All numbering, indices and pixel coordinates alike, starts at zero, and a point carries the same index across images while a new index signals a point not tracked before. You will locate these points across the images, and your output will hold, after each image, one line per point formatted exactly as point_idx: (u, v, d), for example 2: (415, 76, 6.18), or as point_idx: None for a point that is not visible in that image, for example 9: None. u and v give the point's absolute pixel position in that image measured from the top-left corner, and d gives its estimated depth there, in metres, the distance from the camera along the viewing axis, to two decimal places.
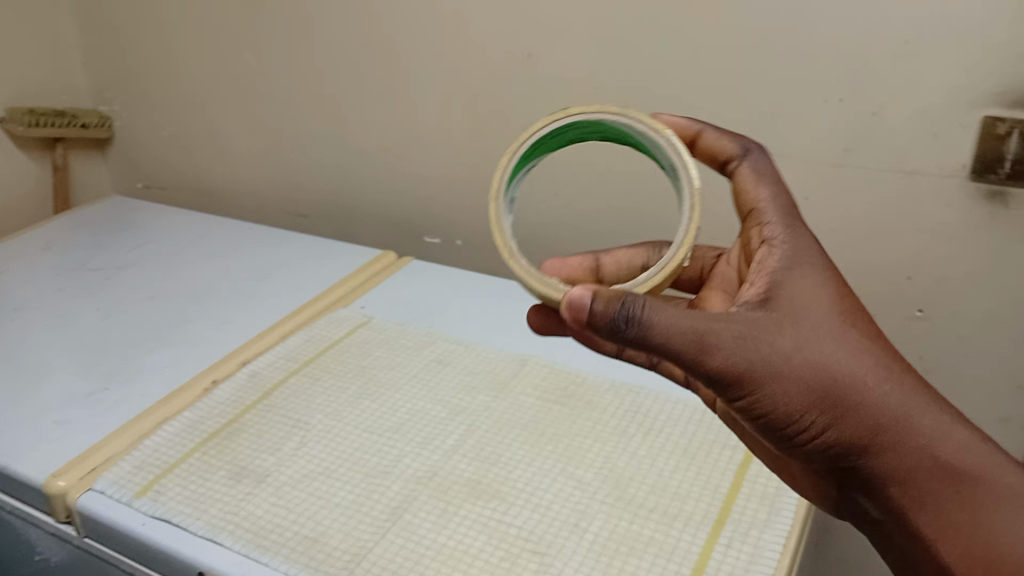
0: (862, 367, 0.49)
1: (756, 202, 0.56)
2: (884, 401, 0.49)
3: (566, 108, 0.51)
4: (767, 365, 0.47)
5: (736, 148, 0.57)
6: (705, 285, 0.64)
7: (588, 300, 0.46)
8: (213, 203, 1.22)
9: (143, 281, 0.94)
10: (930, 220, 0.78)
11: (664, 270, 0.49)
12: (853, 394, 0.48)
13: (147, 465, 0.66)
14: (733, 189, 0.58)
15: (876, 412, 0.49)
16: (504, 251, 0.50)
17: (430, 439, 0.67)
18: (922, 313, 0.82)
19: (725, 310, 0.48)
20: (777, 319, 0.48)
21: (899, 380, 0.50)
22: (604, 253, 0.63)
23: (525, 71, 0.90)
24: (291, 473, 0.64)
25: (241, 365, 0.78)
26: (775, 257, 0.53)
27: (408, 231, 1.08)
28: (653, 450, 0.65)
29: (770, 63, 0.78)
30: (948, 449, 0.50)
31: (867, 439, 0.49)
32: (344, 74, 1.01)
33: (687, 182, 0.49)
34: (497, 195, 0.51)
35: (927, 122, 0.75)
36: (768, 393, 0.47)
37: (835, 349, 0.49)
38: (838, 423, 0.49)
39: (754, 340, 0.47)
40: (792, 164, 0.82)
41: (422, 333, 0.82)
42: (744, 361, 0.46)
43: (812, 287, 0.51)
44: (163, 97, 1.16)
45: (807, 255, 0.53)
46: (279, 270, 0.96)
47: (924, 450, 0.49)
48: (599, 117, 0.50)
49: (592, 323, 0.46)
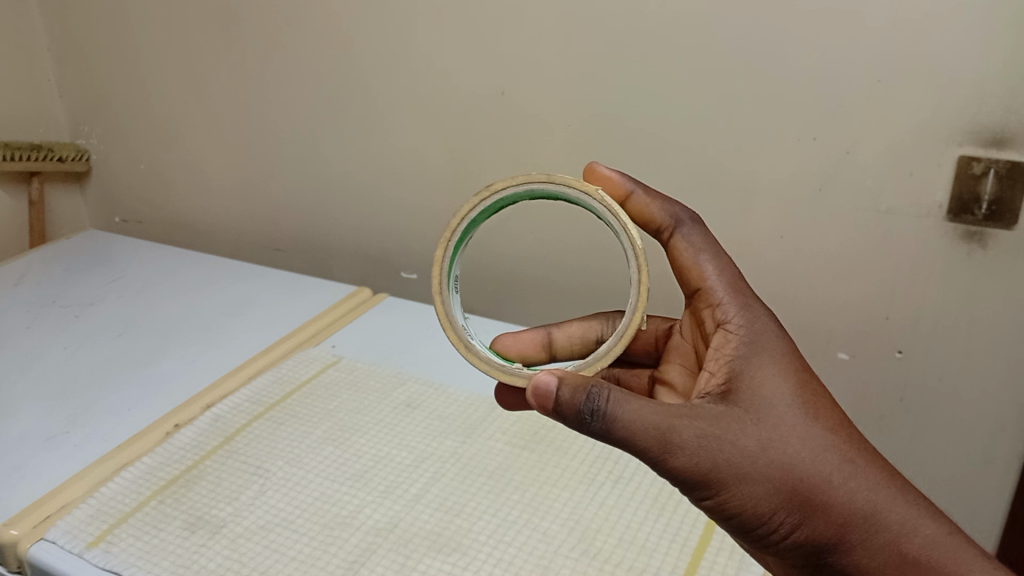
0: (828, 464, 0.50)
1: (703, 280, 0.57)
2: (851, 498, 0.50)
3: (489, 188, 0.56)
4: (734, 465, 0.48)
5: (667, 217, 0.58)
6: (664, 359, 0.66)
7: (554, 387, 0.47)
8: (192, 236, 1.21)
9: (113, 317, 0.92)
10: (907, 260, 0.77)
11: (624, 338, 0.54)
12: (820, 493, 0.49)
13: (102, 514, 0.63)
14: (673, 260, 0.59)
15: (843, 510, 0.50)
16: (460, 345, 0.58)
17: (393, 488, 0.65)
18: (901, 354, 0.81)
19: (690, 406, 0.49)
20: (742, 415, 0.49)
21: (864, 474, 0.51)
22: (557, 328, 0.69)
23: (499, 107, 0.89)
24: (248, 524, 0.62)
25: (205, 409, 0.76)
26: (734, 342, 0.54)
27: (385, 266, 1.07)
28: (621, 499, 0.63)
29: (743, 100, 0.77)
30: (914, 545, 0.50)
31: (835, 536, 0.50)
32: (320, 109, 1.00)
33: (631, 245, 0.53)
34: (441, 289, 0.57)
35: (902, 162, 0.74)
36: (735, 492, 0.48)
37: (801, 447, 0.50)
38: (808, 522, 0.49)
39: (718, 436, 0.48)
40: (767, 201, 0.81)
41: (392, 374, 0.80)
42: (707, 460, 0.47)
43: (774, 376, 0.52)
44: (142, 131, 1.16)
45: (768, 342, 0.54)
46: (253, 307, 0.95)
47: (892, 546, 0.50)
48: (527, 188, 0.55)
49: (560, 413, 0.47)
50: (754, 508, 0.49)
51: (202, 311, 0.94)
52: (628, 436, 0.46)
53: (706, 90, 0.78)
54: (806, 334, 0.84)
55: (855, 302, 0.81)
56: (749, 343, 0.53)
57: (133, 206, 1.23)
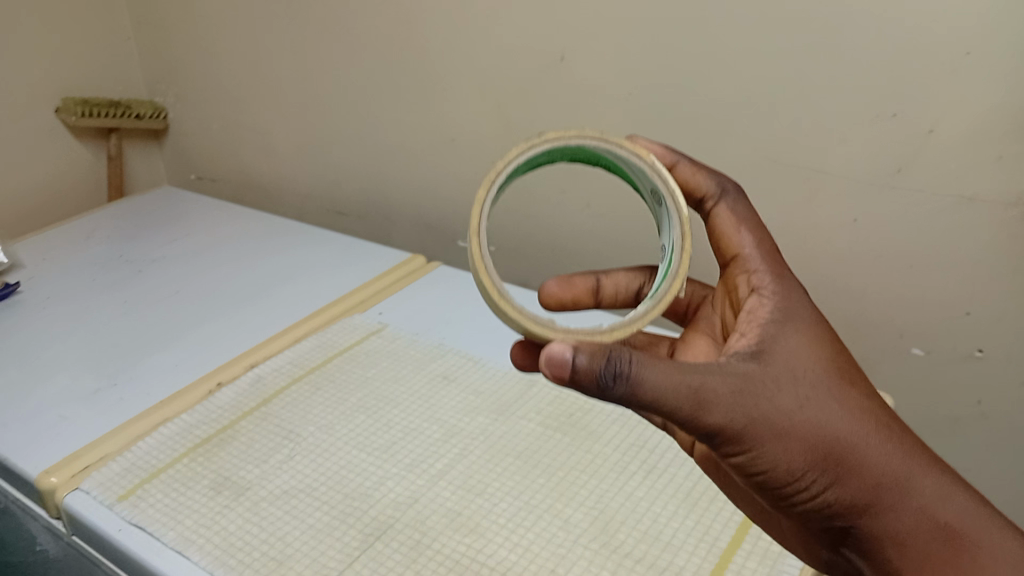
0: (860, 426, 0.46)
1: (740, 249, 0.54)
2: (883, 462, 0.46)
3: (540, 133, 0.48)
4: (761, 420, 0.44)
5: (713, 187, 0.55)
6: (693, 327, 0.62)
7: (570, 354, 0.42)
8: (260, 196, 1.23)
9: (173, 275, 0.95)
10: (991, 253, 0.70)
11: (659, 304, 0.47)
12: (850, 454, 0.45)
13: (136, 468, 0.64)
14: (711, 230, 0.56)
15: (875, 472, 0.45)
16: (495, 294, 0.46)
17: (418, 462, 0.64)
18: (981, 353, 0.75)
19: (716, 362, 0.45)
20: (770, 373, 0.45)
21: (897, 440, 0.47)
22: (605, 274, 0.65)
23: (557, 75, 0.86)
24: (272, 488, 0.62)
25: (247, 369, 0.77)
26: (766, 308, 0.51)
27: (443, 234, 1.05)
28: (651, 491, 0.60)
29: (814, 73, 0.71)
30: (949, 512, 0.46)
31: (866, 500, 0.45)
32: (380, 73, 0.99)
33: (675, 210, 0.49)
34: (478, 230, 0.47)
35: (990, 145, 0.67)
36: (766, 447, 0.44)
37: (832, 407, 0.46)
38: (836, 485, 0.45)
39: (749, 388, 0.44)
40: (837, 183, 0.75)
41: (432, 346, 0.79)
42: (740, 415, 0.43)
43: (804, 342, 0.48)
44: (213, 91, 1.17)
45: (798, 309, 0.50)
46: (306, 271, 0.95)
47: (925, 513, 0.45)
48: (578, 141, 0.49)
49: (576, 381, 0.42)
50: (784, 466, 0.45)
51: (257, 272, 0.95)
52: (655, 396, 0.41)
53: (773, 61, 0.73)
54: (875, 328, 0.79)
55: (930, 296, 0.75)
56: (779, 310, 0.50)
57: (206, 165, 1.26)
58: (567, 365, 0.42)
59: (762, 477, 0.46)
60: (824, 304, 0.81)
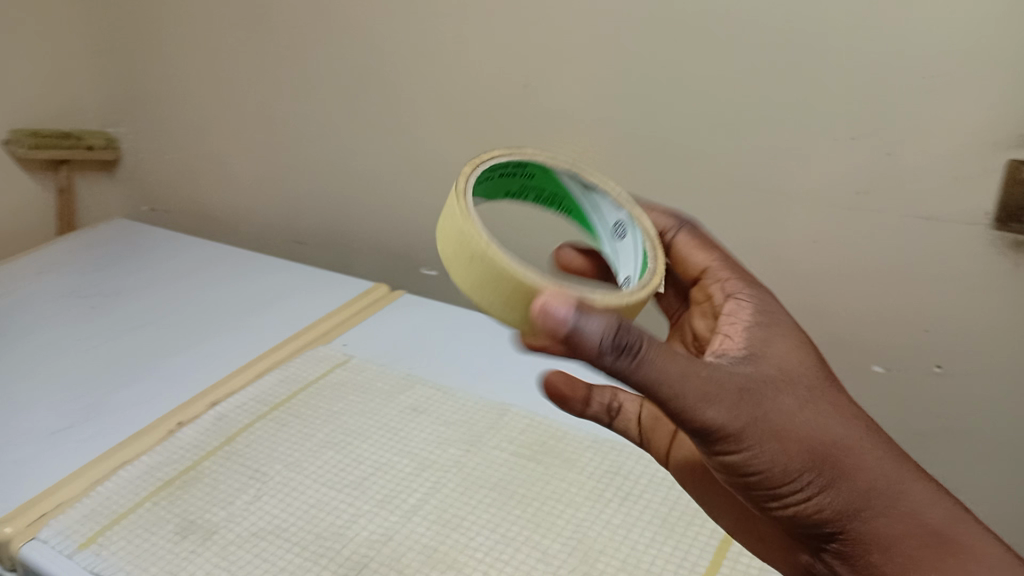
0: (850, 430, 0.46)
1: (709, 263, 0.58)
2: (875, 466, 0.46)
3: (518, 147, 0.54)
4: (762, 412, 0.43)
5: (671, 220, 0.59)
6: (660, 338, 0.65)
7: (573, 311, 0.39)
8: (217, 228, 1.20)
9: (131, 310, 0.92)
10: (949, 270, 0.72)
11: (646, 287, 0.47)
12: (844, 456, 0.45)
13: (97, 514, 0.62)
14: (673, 256, 0.60)
15: (867, 475, 0.45)
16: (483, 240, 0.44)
17: (391, 497, 0.62)
18: (940, 369, 0.76)
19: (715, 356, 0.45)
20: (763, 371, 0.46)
21: (887, 447, 0.47)
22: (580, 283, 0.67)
23: (522, 102, 0.86)
24: (241, 530, 0.60)
25: (209, 406, 0.74)
26: (746, 310, 0.53)
27: (406, 263, 1.05)
28: (628, 519, 0.60)
29: (776, 98, 0.73)
30: (938, 520, 0.46)
31: (858, 503, 0.45)
32: (346, 101, 0.99)
33: (644, 229, 0.54)
34: (462, 192, 0.48)
35: (946, 166, 0.69)
36: (762, 444, 0.43)
37: (824, 410, 0.46)
38: (831, 487, 0.45)
39: (744, 381, 0.44)
40: (799, 205, 0.76)
41: (401, 377, 0.78)
42: (739, 403, 0.42)
43: (790, 347, 0.49)
44: (170, 121, 1.16)
45: (779, 316, 0.52)
46: (268, 303, 0.94)
47: (916, 520, 0.45)
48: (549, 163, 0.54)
49: (577, 341, 0.39)
50: (779, 465, 0.44)
51: (218, 305, 0.93)
52: (658, 373, 0.40)
53: (736, 86, 0.74)
54: (838, 347, 0.80)
55: (891, 314, 0.76)
56: (758, 313, 0.52)
57: (159, 196, 1.23)
58: (567, 323, 0.39)
59: (755, 478, 0.45)
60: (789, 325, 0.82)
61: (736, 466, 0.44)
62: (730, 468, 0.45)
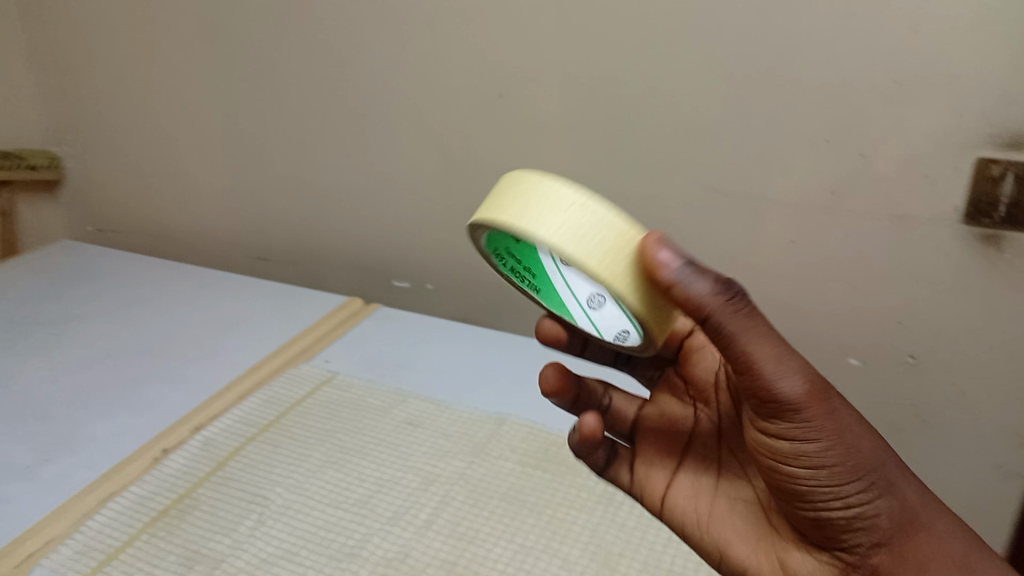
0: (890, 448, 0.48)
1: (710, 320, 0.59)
2: (912, 484, 0.48)
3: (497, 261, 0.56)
4: (835, 399, 0.45)
5: None
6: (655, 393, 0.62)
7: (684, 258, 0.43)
8: (172, 246, 1.17)
9: (95, 335, 0.88)
10: (920, 265, 0.75)
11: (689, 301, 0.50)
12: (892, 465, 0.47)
13: (91, 549, 0.59)
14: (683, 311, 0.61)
15: (907, 490, 0.47)
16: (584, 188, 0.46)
17: (401, 514, 0.62)
18: (914, 359, 0.79)
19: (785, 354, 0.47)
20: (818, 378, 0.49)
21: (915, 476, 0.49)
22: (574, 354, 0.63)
23: (497, 112, 0.86)
24: (249, 558, 0.58)
25: (194, 431, 0.72)
26: None
27: (378, 275, 1.04)
28: (643, 521, 0.60)
29: (752, 103, 0.75)
30: (963, 546, 0.47)
31: (900, 514, 0.46)
32: (309, 114, 0.97)
33: None
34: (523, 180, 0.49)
35: (916, 166, 0.72)
36: (831, 436, 0.44)
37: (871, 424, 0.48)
38: (880, 493, 0.46)
39: (820, 376, 0.45)
40: (775, 206, 0.79)
41: (392, 391, 0.77)
42: (818, 385, 0.45)
43: None
44: (117, 137, 1.11)
45: None
46: (241, 321, 0.91)
47: (944, 539, 0.47)
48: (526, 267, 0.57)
49: (689, 282, 0.43)
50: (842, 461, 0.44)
51: (187, 327, 0.90)
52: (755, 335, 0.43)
53: (712, 93, 0.76)
54: (815, 342, 0.83)
55: (867, 308, 0.79)
56: None
57: (107, 216, 1.18)
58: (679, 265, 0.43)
59: (818, 473, 0.45)
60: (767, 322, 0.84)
61: (801, 457, 0.45)
62: (791, 463, 0.45)
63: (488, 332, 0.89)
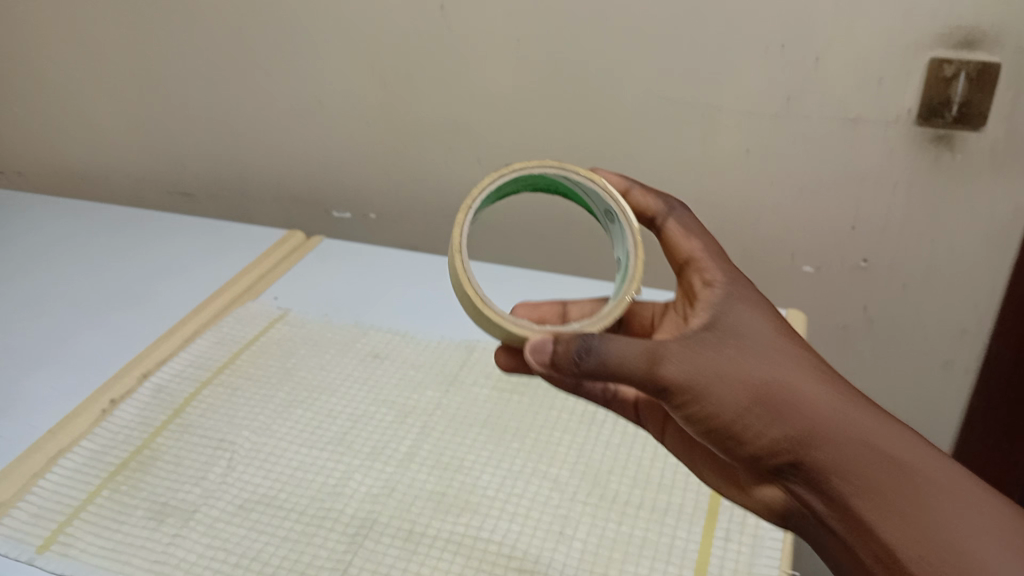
0: (808, 383, 0.45)
1: (692, 253, 0.53)
2: (834, 412, 0.43)
3: (508, 164, 0.51)
4: (713, 373, 0.44)
5: (660, 206, 0.55)
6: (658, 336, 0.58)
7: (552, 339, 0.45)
8: (82, 186, 1.08)
9: (13, 284, 0.81)
10: (872, 168, 0.76)
11: (620, 303, 0.49)
12: (803, 404, 0.44)
13: (47, 511, 0.55)
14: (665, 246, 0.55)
15: (826, 421, 0.43)
16: (477, 301, 0.48)
17: (380, 449, 0.59)
18: (866, 263, 0.82)
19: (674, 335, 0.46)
20: (718, 339, 0.46)
21: (851, 398, 0.44)
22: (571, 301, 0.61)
23: (436, 26, 0.81)
24: (224, 505, 0.55)
25: (142, 378, 0.67)
26: (716, 294, 0.50)
27: (315, 207, 1.00)
28: (628, 437, 0.60)
29: (706, 9, 0.73)
30: (911, 456, 0.41)
31: (821, 449, 0.43)
32: (226, 34, 0.89)
33: (627, 225, 0.51)
34: (460, 246, 0.49)
35: (870, 68, 0.72)
36: (717, 408, 0.44)
37: (781, 368, 0.45)
38: (793, 438, 0.43)
39: (691, 349, 0.45)
40: (730, 116, 0.77)
41: (350, 325, 0.74)
42: (690, 370, 0.44)
43: (755, 320, 0.48)
44: (7, 68, 1.01)
45: (749, 295, 0.49)
46: (174, 262, 0.85)
47: (880, 455, 0.42)
48: (539, 171, 0.51)
49: (557, 355, 0.44)
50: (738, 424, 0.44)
51: (114, 271, 0.84)
52: (617, 358, 0.43)
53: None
54: (769, 252, 0.84)
55: (819, 215, 0.80)
56: (729, 294, 0.49)
57: (5, 155, 1.09)
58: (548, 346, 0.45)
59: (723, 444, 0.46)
60: (721, 235, 0.84)
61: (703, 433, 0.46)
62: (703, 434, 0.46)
63: (441, 259, 0.86)
